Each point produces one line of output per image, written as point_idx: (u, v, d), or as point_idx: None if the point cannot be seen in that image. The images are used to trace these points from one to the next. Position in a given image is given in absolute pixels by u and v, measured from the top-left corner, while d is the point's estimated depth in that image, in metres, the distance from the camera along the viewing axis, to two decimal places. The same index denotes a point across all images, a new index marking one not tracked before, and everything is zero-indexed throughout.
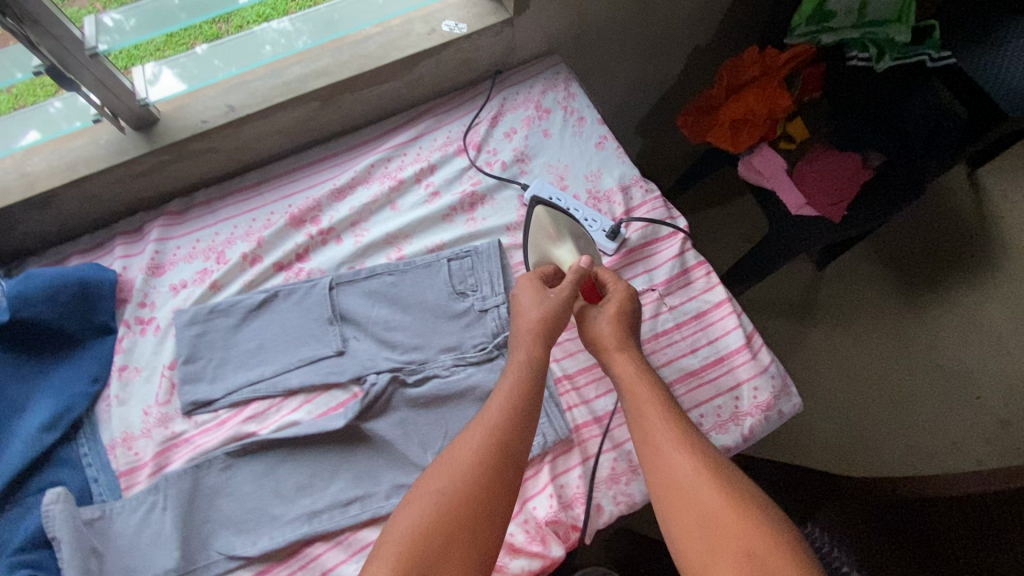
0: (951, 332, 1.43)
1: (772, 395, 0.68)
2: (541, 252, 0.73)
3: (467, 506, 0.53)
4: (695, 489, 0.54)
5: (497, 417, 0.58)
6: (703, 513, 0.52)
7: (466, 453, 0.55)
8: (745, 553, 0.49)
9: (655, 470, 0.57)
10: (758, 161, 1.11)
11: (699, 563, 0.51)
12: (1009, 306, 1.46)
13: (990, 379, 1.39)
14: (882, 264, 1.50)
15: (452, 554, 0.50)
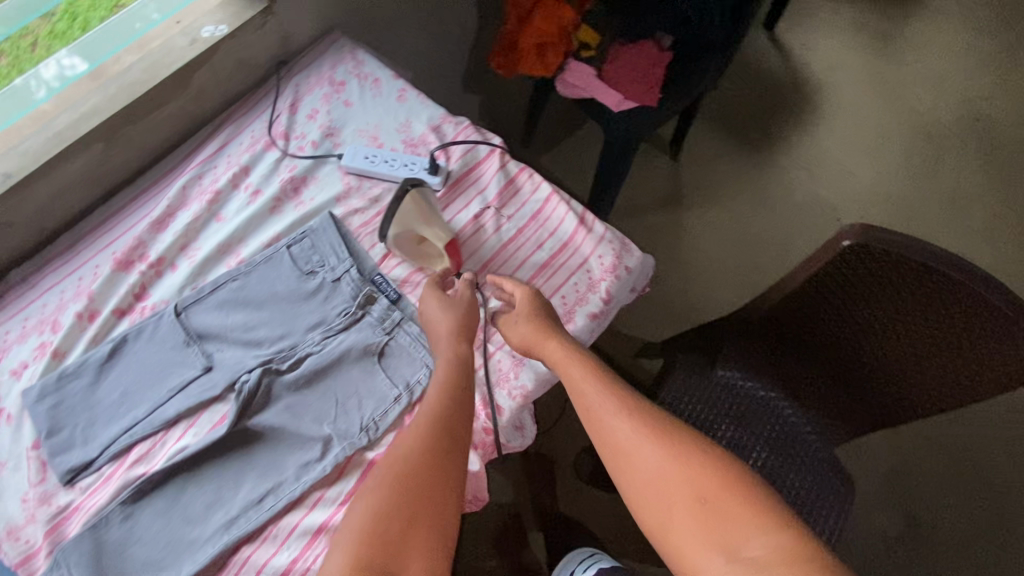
0: (799, 172, 1.59)
1: (615, 256, 0.74)
2: (406, 227, 0.71)
3: (422, 491, 0.57)
4: (646, 454, 0.60)
5: (438, 405, 0.61)
6: (656, 475, 0.59)
7: (415, 443, 0.59)
8: (699, 501, 0.57)
9: (608, 445, 0.62)
10: (570, 76, 1.19)
11: (662, 527, 0.58)
12: (837, 133, 1.64)
13: (842, 199, 1.56)
14: (726, 135, 1.63)
15: (413, 539, 0.55)
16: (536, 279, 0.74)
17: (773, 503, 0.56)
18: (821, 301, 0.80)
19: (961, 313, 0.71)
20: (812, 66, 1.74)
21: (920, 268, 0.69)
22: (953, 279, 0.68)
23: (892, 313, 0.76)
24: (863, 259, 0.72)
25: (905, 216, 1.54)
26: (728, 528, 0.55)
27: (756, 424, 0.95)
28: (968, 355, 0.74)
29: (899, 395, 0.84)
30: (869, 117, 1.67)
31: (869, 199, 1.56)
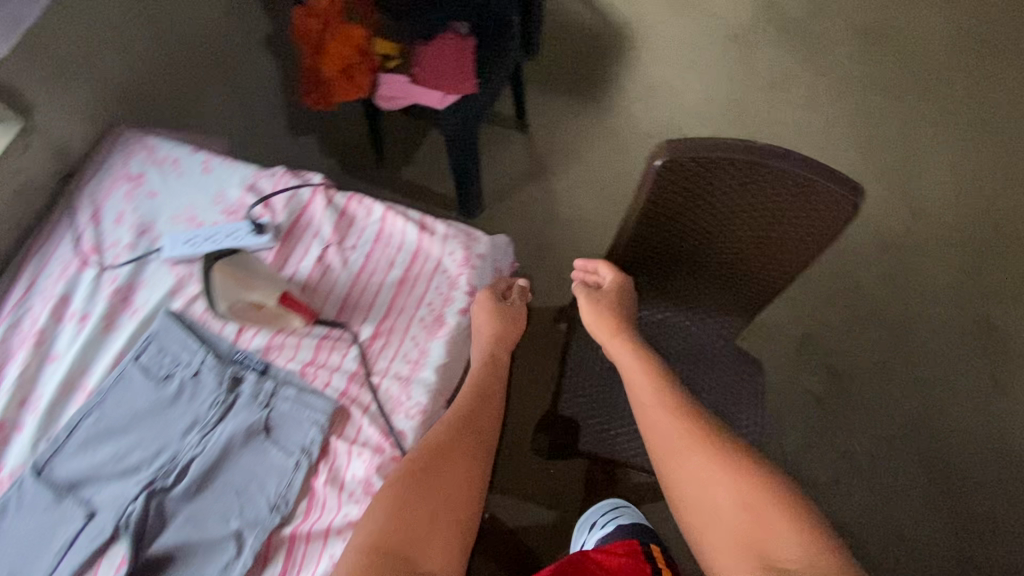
0: (637, 104, 1.69)
1: (464, 248, 0.75)
2: (232, 297, 0.68)
3: (449, 477, 0.61)
4: (693, 459, 0.68)
5: (464, 401, 0.67)
6: (701, 480, 0.67)
7: (441, 432, 0.64)
8: (744, 509, 0.63)
9: (654, 439, 0.72)
10: (386, 90, 1.19)
11: (702, 528, 0.65)
12: (657, 58, 1.75)
13: (683, 116, 1.67)
14: (563, 93, 1.71)
15: (436, 521, 0.60)
16: (398, 298, 0.73)
17: (810, 516, 0.62)
18: (670, 220, 0.85)
19: (773, 189, 0.78)
20: (618, 6, 1.83)
21: (724, 163, 0.75)
22: (751, 161, 0.75)
23: (725, 212, 0.82)
24: (678, 173, 0.78)
25: (741, 115, 1.67)
26: (763, 537, 0.61)
27: (664, 346, 1.02)
28: (794, 224, 0.81)
29: (761, 279, 0.92)
30: (680, 35, 1.79)
31: (704, 108, 1.68)
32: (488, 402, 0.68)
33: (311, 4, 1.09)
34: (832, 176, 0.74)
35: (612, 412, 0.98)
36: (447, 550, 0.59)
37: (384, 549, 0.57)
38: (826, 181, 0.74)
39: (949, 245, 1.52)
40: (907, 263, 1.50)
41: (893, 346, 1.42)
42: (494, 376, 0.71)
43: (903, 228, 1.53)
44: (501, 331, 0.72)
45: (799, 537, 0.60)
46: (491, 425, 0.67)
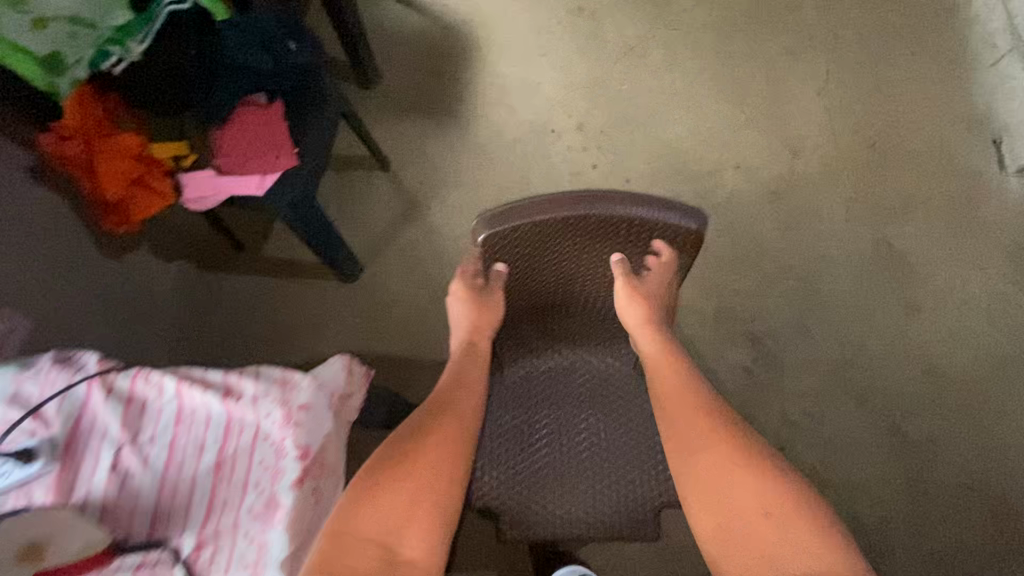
0: (497, 109, 1.59)
1: (283, 402, 0.64)
2: None
3: (433, 455, 0.72)
4: (715, 458, 0.73)
5: (443, 389, 0.81)
6: (722, 479, 0.71)
7: (427, 418, 0.76)
8: (763, 513, 0.68)
9: (685, 436, 0.76)
10: (191, 190, 1.02)
11: (715, 523, 0.70)
12: (505, 54, 1.65)
13: (547, 110, 1.59)
14: (417, 116, 1.58)
15: (422, 494, 0.68)
16: (219, 487, 0.62)
17: (826, 521, 0.66)
18: (519, 274, 0.84)
19: (605, 228, 0.77)
20: (451, 4, 1.69)
21: (550, 218, 0.74)
22: (575, 211, 0.73)
23: (570, 256, 0.81)
24: (507, 235, 0.76)
25: (605, 94, 1.60)
26: (774, 538, 0.66)
27: (570, 392, 0.94)
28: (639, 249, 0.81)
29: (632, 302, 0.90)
30: (524, 21, 1.67)
31: (566, 96, 1.60)
32: (467, 394, 0.81)
33: (57, 127, 0.93)
34: (654, 202, 0.75)
35: (531, 481, 0.91)
36: (423, 537, 0.65)
37: (369, 539, 0.62)
38: (651, 209, 0.74)
39: (833, 176, 1.50)
40: (797, 206, 1.48)
41: (804, 294, 1.41)
42: (472, 367, 0.86)
43: (786, 170, 1.51)
44: (474, 317, 0.90)
45: (814, 540, 0.65)
46: (470, 422, 0.78)
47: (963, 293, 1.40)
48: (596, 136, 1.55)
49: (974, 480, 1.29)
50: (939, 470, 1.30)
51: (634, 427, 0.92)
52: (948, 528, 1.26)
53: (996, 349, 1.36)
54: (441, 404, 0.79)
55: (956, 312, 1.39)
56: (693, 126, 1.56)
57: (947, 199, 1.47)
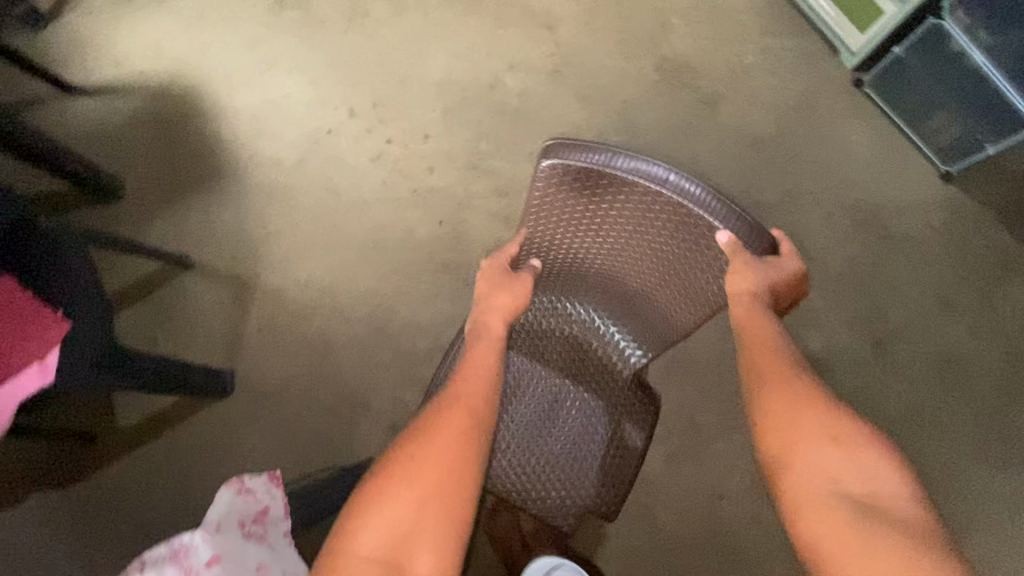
0: (261, 144, 1.45)
1: None
2: None
3: (444, 466, 0.65)
4: (789, 391, 0.67)
5: (464, 383, 0.72)
6: (794, 407, 0.66)
7: (438, 420, 0.69)
8: (835, 440, 0.63)
9: (762, 366, 0.70)
10: None
11: (783, 445, 0.65)
12: (233, 89, 1.49)
13: (309, 115, 1.47)
14: (185, 197, 1.41)
15: (428, 509, 0.63)
16: None
17: (904, 470, 0.62)
18: (570, 233, 0.76)
19: (663, 218, 0.69)
20: (147, 72, 1.50)
21: (625, 188, 0.67)
22: (635, 179, 0.66)
23: (618, 234, 0.74)
24: (562, 179, 0.69)
25: (352, 69, 1.50)
26: (846, 465, 0.62)
27: (569, 371, 0.93)
28: (689, 260, 0.72)
29: (656, 316, 0.81)
30: (230, 48, 1.52)
31: (319, 93, 1.48)
32: (477, 379, 0.73)
33: None
34: (741, 216, 0.65)
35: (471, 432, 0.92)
36: (435, 544, 0.61)
37: (374, 558, 0.59)
38: (725, 217, 0.65)
39: (591, 29, 1.53)
40: (578, 72, 1.50)
41: (629, 142, 1.46)
42: (488, 353, 0.76)
43: (551, 47, 1.52)
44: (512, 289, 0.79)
45: (892, 486, 0.60)
46: (490, 404, 0.72)
47: (743, 65, 1.51)
48: (371, 113, 1.47)
49: (834, 204, 1.42)
50: (808, 212, 1.42)
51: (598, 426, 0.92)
52: (839, 253, 1.39)
53: (790, 93, 1.49)
54: (455, 403, 0.70)
55: (745, 83, 1.50)
56: (450, 53, 1.51)
57: None
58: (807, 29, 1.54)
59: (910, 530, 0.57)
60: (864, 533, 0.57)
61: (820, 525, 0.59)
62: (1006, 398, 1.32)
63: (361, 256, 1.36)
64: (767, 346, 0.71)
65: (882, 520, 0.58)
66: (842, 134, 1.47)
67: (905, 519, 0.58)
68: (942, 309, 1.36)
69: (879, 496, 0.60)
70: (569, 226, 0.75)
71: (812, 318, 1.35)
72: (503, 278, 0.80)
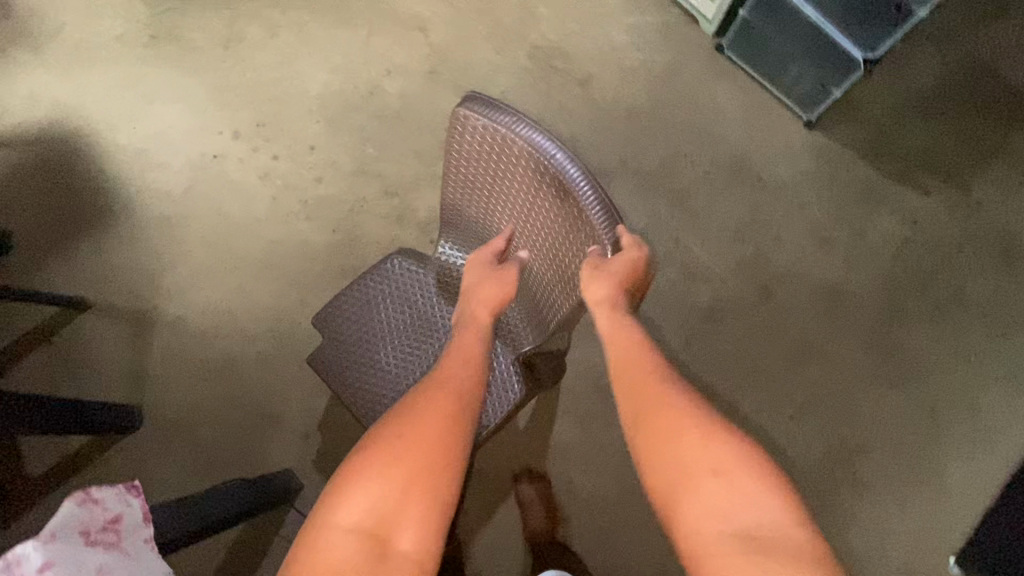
0: (149, 179, 1.46)
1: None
2: None
3: (435, 444, 0.59)
4: (673, 415, 0.60)
5: (450, 365, 0.69)
6: (676, 433, 0.59)
7: (426, 397, 0.63)
8: (719, 471, 0.56)
9: (640, 396, 0.63)
10: None
11: (668, 475, 0.58)
12: (114, 128, 1.50)
13: (195, 144, 1.48)
14: (74, 241, 1.40)
15: (416, 488, 0.56)
16: None
17: (789, 494, 0.55)
18: (483, 198, 0.83)
19: (546, 196, 0.74)
20: (25, 123, 1.49)
21: (519, 159, 0.73)
22: (526, 147, 0.71)
23: (515, 206, 0.80)
24: (473, 136, 0.75)
25: (234, 94, 1.52)
26: (731, 494, 0.55)
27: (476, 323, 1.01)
28: (567, 242, 0.76)
29: (542, 298, 0.86)
30: (107, 89, 1.52)
31: (202, 121, 1.50)
32: (459, 362, 0.69)
33: None
34: (613, 219, 0.69)
35: (361, 352, 0.99)
36: (418, 524, 0.55)
37: (359, 530, 0.53)
38: (591, 207, 0.68)
39: (463, 27, 1.59)
40: (454, 69, 1.55)
41: None
42: (473, 341, 0.73)
43: (426, 49, 1.57)
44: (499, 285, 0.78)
45: (780, 514, 0.54)
46: (478, 371, 0.68)
47: (611, 43, 1.58)
48: (258, 134, 1.49)
49: (710, 162, 1.50)
50: (686, 173, 1.49)
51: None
52: (719, 208, 1.47)
53: (658, 64, 1.57)
54: (442, 384, 0.66)
55: (615, 60, 1.57)
56: (329, 67, 1.54)
57: None
58: (666, 3, 1.62)
59: (800, 557, 0.51)
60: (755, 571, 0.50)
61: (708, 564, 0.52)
62: (885, 320, 1.41)
63: (260, 274, 1.38)
64: (646, 360, 0.67)
65: (767, 556, 0.51)
66: (709, 96, 1.55)
67: (793, 549, 0.51)
68: (818, 247, 1.45)
69: (767, 525, 0.53)
70: (485, 191, 0.82)
71: (700, 272, 1.42)
72: (486, 266, 0.80)
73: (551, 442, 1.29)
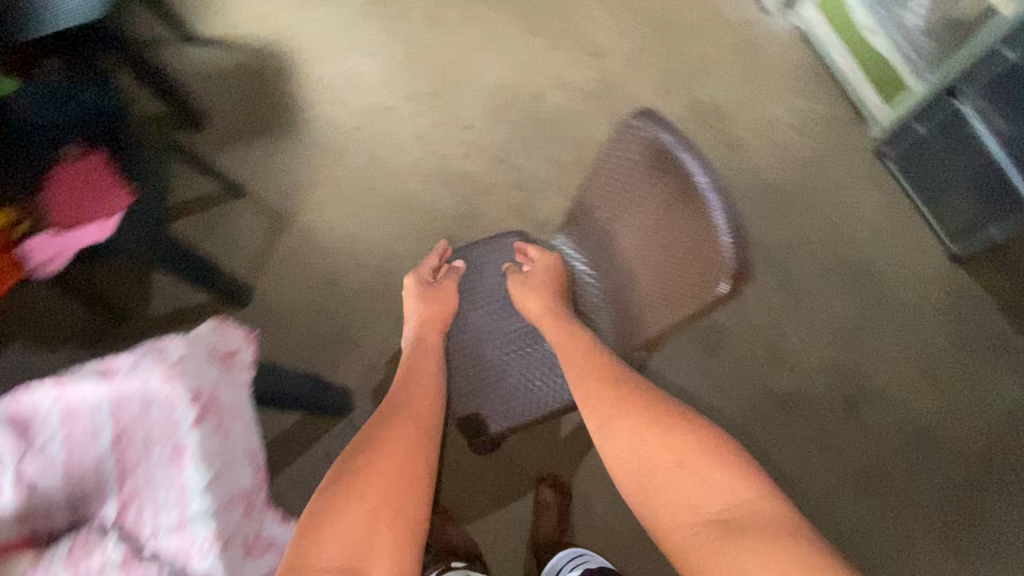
0: (329, 110, 1.67)
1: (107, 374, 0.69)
2: None
3: (392, 474, 0.69)
4: (633, 420, 0.70)
5: (401, 395, 0.83)
6: (635, 441, 0.68)
7: (381, 439, 0.73)
8: (681, 463, 0.64)
9: (602, 412, 0.73)
10: (38, 258, 1.04)
11: (643, 481, 0.65)
12: (317, 61, 1.73)
13: (375, 93, 1.68)
14: (254, 139, 1.63)
15: (383, 513, 0.64)
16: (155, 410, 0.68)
17: (757, 476, 0.63)
18: (620, 202, 0.89)
19: (681, 211, 0.77)
20: (254, 35, 1.76)
21: (669, 170, 0.78)
22: (679, 160, 0.76)
23: (646, 216, 0.84)
24: (635, 142, 0.82)
25: (421, 62, 1.71)
26: (697, 485, 0.62)
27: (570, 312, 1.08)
28: (683, 262, 0.77)
29: (639, 312, 0.87)
30: (323, 28, 1.77)
31: (387, 77, 1.70)
32: (416, 391, 0.84)
33: None
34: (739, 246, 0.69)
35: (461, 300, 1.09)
36: (392, 549, 0.62)
37: (336, 566, 0.59)
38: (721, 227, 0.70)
39: (637, 64, 1.68)
40: (615, 97, 1.65)
41: None
42: (425, 360, 0.91)
43: (597, 73, 1.68)
44: (437, 300, 1.01)
45: (754, 494, 0.61)
46: (427, 415, 0.80)
47: (772, 118, 1.61)
48: (428, 101, 1.66)
49: (835, 259, 1.47)
50: (807, 262, 1.47)
51: (542, 373, 1.04)
52: (829, 305, 1.43)
53: (813, 152, 1.57)
54: (394, 423, 0.77)
55: (771, 135, 1.59)
56: (507, 64, 1.70)
57: (730, 50, 1.69)
58: (839, 97, 1.63)
59: (777, 526, 0.57)
60: (739, 546, 0.56)
61: (697, 553, 0.58)
62: (969, 480, 1.30)
63: (388, 216, 1.53)
64: (605, 367, 0.79)
65: (741, 531, 0.57)
66: (853, 197, 1.53)
67: (769, 518, 0.58)
68: (924, 380, 1.36)
69: (741, 506, 0.60)
70: (624, 194, 0.87)
71: (789, 359, 1.38)
72: (424, 284, 1.04)
73: (586, 460, 1.31)
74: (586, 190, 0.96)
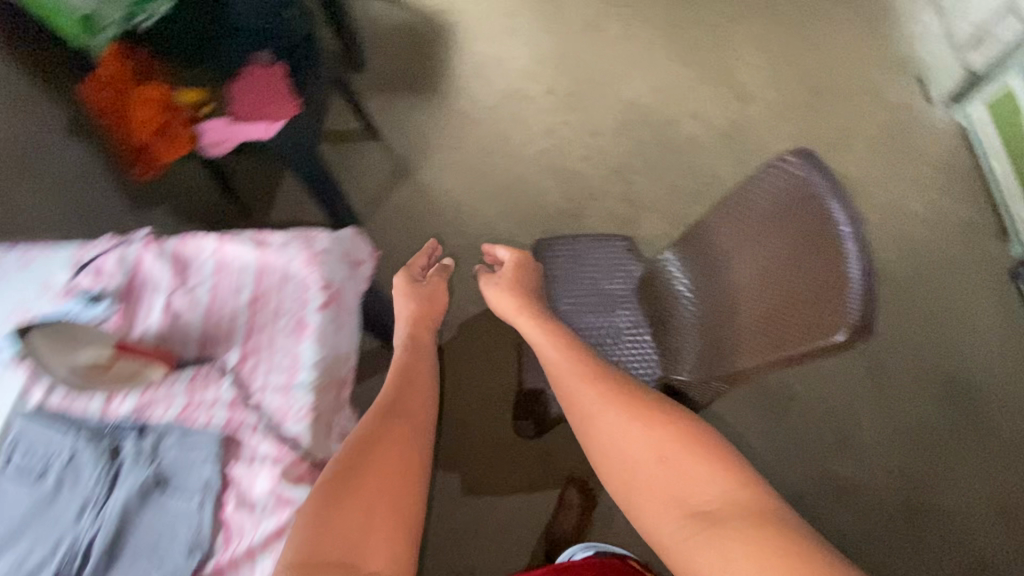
0: (474, 83, 1.77)
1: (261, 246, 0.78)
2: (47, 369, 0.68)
3: (388, 470, 0.60)
4: (627, 428, 0.63)
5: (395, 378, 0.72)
6: (621, 441, 0.62)
7: (373, 428, 0.63)
8: (663, 456, 0.59)
9: (585, 413, 0.66)
10: (207, 138, 1.18)
11: (632, 483, 0.60)
12: (477, 38, 1.84)
13: (520, 80, 1.77)
14: (402, 92, 1.76)
15: (382, 508, 0.57)
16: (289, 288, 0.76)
17: (740, 463, 0.58)
18: (746, 234, 0.89)
19: (812, 253, 0.76)
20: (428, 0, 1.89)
21: (809, 211, 0.78)
22: (825, 203, 0.75)
23: (770, 252, 0.84)
24: (780, 178, 0.83)
25: (570, 63, 1.78)
26: (677, 480, 0.58)
27: (652, 326, 1.14)
28: (800, 304, 0.76)
29: (731, 344, 0.86)
30: (491, 10, 1.88)
31: (535, 68, 1.78)
32: (418, 376, 0.73)
33: (96, 76, 1.15)
34: (867, 298, 0.68)
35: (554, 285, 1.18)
36: (392, 552, 0.55)
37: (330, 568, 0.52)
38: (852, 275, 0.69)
39: (780, 118, 1.67)
40: (749, 144, 1.65)
41: None
42: (420, 359, 0.76)
43: (737, 116, 1.68)
44: (431, 298, 0.88)
45: (736, 481, 0.56)
46: (422, 402, 0.69)
47: (907, 206, 1.55)
48: (567, 99, 1.73)
49: (935, 365, 1.39)
50: (904, 359, 1.39)
51: None
52: (915, 409, 1.35)
53: (941, 251, 1.50)
54: (383, 409, 0.66)
55: (901, 222, 1.53)
56: (652, 85, 1.73)
57: (881, 129, 1.64)
58: (987, 207, 1.55)
59: (760, 512, 0.53)
60: (733, 547, 0.51)
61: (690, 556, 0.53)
62: None
63: (500, 194, 1.60)
64: (592, 367, 0.71)
65: (721, 526, 0.53)
66: (974, 309, 1.44)
67: (755, 506, 0.54)
68: (998, 517, 1.27)
69: (730, 499, 0.55)
70: (752, 227, 0.88)
71: (857, 449, 1.32)
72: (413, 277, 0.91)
73: None
74: (711, 216, 0.97)
